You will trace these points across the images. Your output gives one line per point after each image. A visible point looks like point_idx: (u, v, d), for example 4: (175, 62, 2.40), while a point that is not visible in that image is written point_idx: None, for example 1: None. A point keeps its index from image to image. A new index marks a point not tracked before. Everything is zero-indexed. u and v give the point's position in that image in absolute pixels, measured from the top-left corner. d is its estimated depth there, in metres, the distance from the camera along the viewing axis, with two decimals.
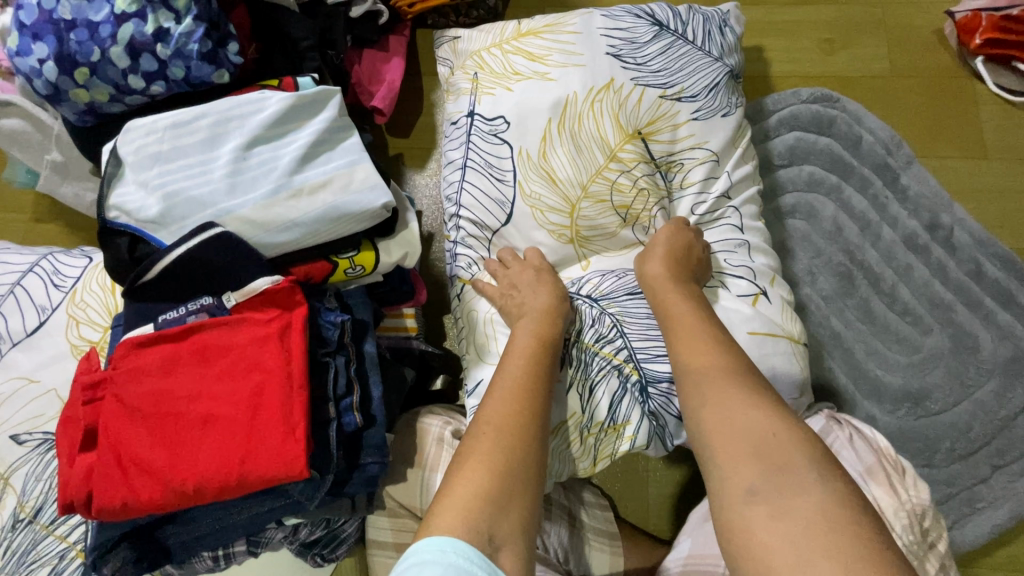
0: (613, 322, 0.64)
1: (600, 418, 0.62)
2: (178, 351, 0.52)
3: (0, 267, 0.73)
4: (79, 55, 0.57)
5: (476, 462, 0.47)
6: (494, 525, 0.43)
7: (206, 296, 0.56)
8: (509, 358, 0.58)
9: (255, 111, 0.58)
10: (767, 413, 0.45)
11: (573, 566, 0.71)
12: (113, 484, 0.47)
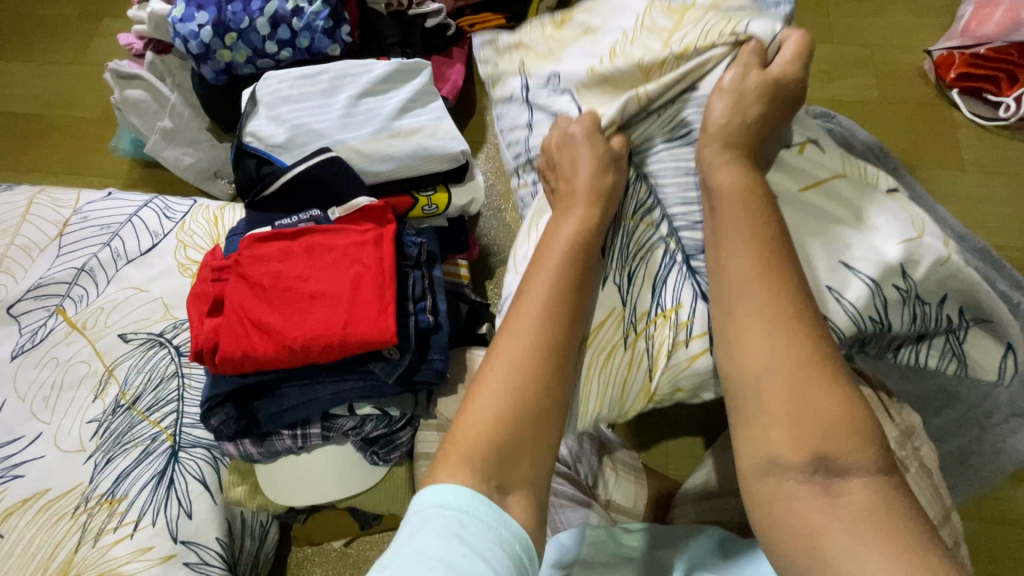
0: (648, 187, 0.55)
1: (645, 307, 0.51)
2: (291, 246, 0.63)
3: (119, 202, 0.87)
4: (232, 23, 0.73)
5: (483, 419, 0.45)
6: (503, 475, 0.44)
7: (314, 210, 0.68)
8: (534, 278, 0.50)
9: (365, 72, 0.73)
10: (834, 384, 0.41)
11: (601, 491, 0.78)
12: (238, 337, 0.58)
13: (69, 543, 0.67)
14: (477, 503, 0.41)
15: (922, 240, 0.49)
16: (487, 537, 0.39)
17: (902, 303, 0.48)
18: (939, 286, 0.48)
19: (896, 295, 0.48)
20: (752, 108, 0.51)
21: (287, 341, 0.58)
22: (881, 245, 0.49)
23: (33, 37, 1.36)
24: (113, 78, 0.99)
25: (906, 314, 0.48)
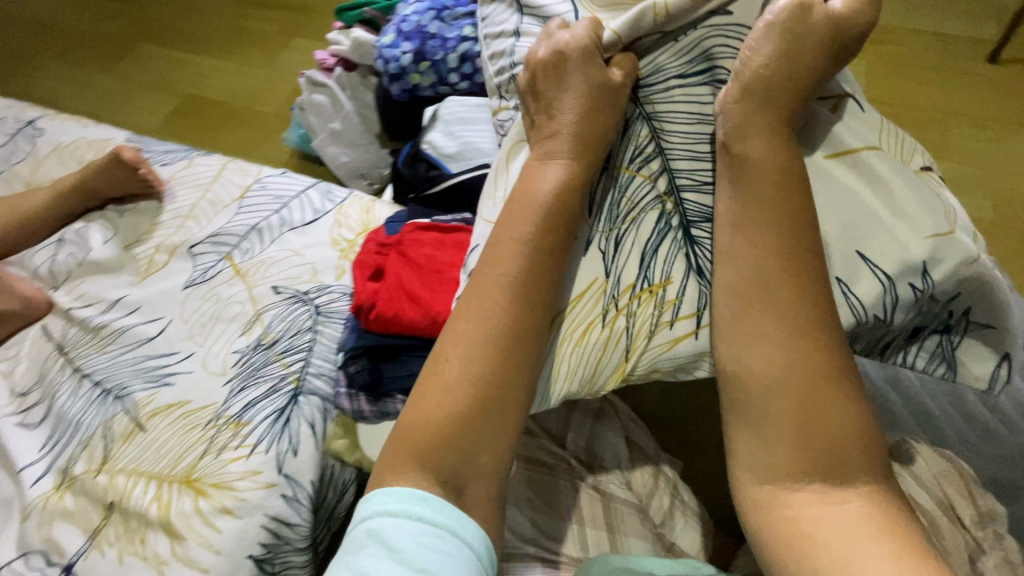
0: (651, 136, 0.61)
1: (631, 280, 0.59)
2: (444, 237, 0.74)
3: (292, 179, 1.03)
4: (428, 54, 0.88)
5: (451, 391, 0.53)
6: (475, 444, 0.52)
7: (465, 212, 0.79)
8: (512, 256, 0.56)
9: None
10: (797, 386, 0.50)
11: (666, 532, 0.77)
12: (393, 302, 0.69)
13: (195, 449, 0.76)
14: (429, 509, 0.49)
15: (953, 238, 0.56)
16: (436, 541, 0.47)
17: (914, 300, 0.57)
18: (948, 287, 0.57)
19: (910, 292, 0.57)
20: (805, 55, 0.55)
21: (430, 313, 0.67)
22: (908, 242, 0.56)
23: (236, 42, 1.65)
24: (306, 83, 1.20)
25: (912, 305, 0.57)
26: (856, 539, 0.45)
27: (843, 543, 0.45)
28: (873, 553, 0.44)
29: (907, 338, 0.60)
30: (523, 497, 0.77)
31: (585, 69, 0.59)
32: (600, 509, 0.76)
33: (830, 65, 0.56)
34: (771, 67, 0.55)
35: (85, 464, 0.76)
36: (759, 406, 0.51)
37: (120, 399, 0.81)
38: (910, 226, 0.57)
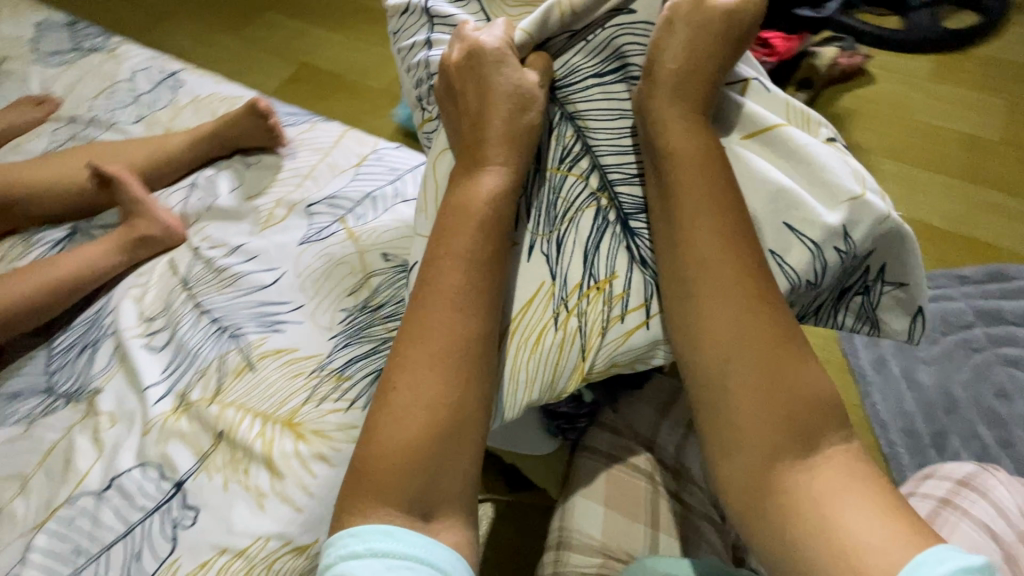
0: (575, 134, 0.67)
1: (577, 279, 0.64)
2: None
3: (407, 155, 1.07)
4: None
5: (407, 405, 0.55)
6: (442, 456, 0.54)
7: None
8: (449, 272, 0.58)
9: None
10: (743, 377, 0.53)
11: (740, 553, 0.77)
12: None
13: (298, 398, 0.80)
14: (394, 543, 0.50)
15: (865, 200, 0.59)
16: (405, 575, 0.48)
17: (841, 262, 0.60)
18: (866, 244, 0.60)
19: (837, 256, 0.59)
20: (703, 43, 0.61)
21: None
22: (823, 213, 0.59)
23: (352, 18, 1.73)
24: None
25: (839, 267, 0.60)
26: (850, 518, 0.46)
27: (836, 527, 0.46)
28: (868, 521, 0.46)
29: (834, 299, 0.65)
30: (603, 495, 0.76)
31: (504, 79, 0.63)
32: (677, 519, 0.76)
33: (734, 48, 0.62)
34: (678, 61, 0.61)
35: (201, 393, 0.81)
36: (726, 409, 0.54)
37: (235, 338, 0.85)
38: (811, 182, 0.61)
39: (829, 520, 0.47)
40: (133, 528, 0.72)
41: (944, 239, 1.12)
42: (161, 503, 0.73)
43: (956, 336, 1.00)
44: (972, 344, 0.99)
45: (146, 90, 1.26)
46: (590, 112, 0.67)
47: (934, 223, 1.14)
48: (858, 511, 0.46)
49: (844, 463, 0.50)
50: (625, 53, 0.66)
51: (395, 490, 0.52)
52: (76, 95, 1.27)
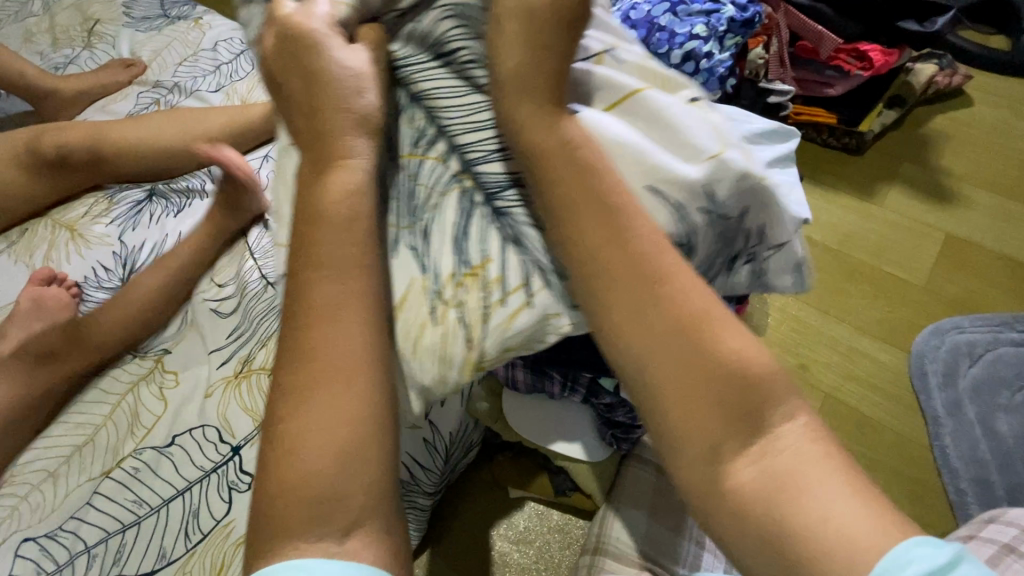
0: (427, 115, 0.57)
1: (448, 271, 0.53)
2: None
3: None
4: (652, 45, 0.88)
5: (290, 429, 0.45)
6: (349, 477, 0.44)
7: None
8: (326, 280, 0.49)
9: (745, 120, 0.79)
10: (672, 379, 0.43)
11: None
12: None
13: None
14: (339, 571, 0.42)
15: (728, 156, 0.51)
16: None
17: (710, 225, 0.52)
18: (732, 198, 0.52)
19: (706, 218, 0.52)
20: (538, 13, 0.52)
21: None
22: (682, 173, 0.52)
23: None
24: None
25: (709, 232, 0.53)
26: (816, 502, 0.38)
27: (804, 516, 0.38)
28: (842, 495, 0.38)
29: (718, 266, 0.56)
30: (647, 501, 0.75)
31: (324, 62, 0.55)
32: None
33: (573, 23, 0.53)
34: (517, 37, 0.53)
35: (262, 361, 0.80)
36: (673, 428, 0.43)
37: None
38: (678, 146, 0.53)
39: (807, 519, 0.38)
40: (191, 487, 0.75)
41: None
42: (218, 466, 0.76)
43: None
44: None
45: (226, 61, 1.30)
46: (436, 92, 0.56)
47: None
48: (832, 489, 0.39)
49: (799, 433, 0.42)
50: (446, 38, 0.56)
51: (303, 518, 0.43)
52: (161, 62, 1.32)
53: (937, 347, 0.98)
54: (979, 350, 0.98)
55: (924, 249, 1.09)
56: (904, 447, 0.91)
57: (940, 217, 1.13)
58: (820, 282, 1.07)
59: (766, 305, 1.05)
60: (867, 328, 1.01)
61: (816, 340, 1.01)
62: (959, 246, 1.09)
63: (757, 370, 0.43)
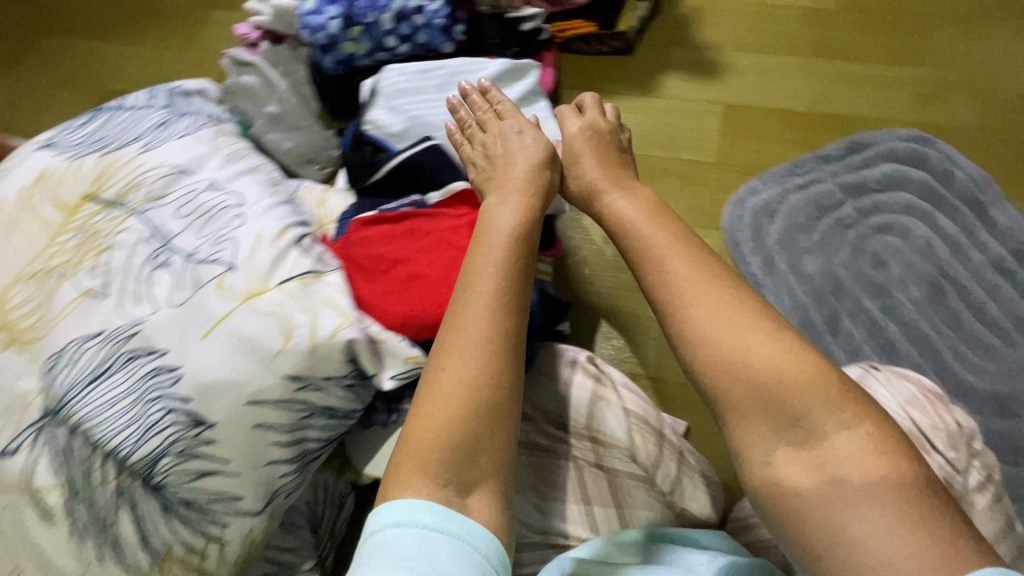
0: (30, 458, 0.56)
1: (34, 483, 0.56)
2: (391, 230, 0.67)
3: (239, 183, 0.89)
4: (358, 17, 0.79)
5: (444, 395, 0.51)
6: (467, 463, 0.49)
7: (415, 195, 0.71)
8: (480, 272, 0.57)
9: (478, 70, 0.77)
10: (763, 363, 0.51)
11: (677, 500, 0.76)
12: (373, 303, 0.62)
13: (127, 520, 0.55)
14: (441, 518, 0.46)
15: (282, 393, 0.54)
16: (445, 547, 0.44)
17: (287, 455, 0.56)
18: (312, 425, 0.57)
19: (277, 456, 0.56)
20: (586, 165, 0.72)
21: (397, 319, 0.61)
22: (272, 393, 0.54)
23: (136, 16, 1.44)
24: (230, 64, 1.07)
25: (295, 458, 0.57)
26: (852, 503, 0.44)
27: (840, 505, 0.45)
28: (866, 493, 0.44)
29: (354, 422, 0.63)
30: (528, 483, 0.77)
31: (498, 137, 0.69)
32: (606, 485, 0.75)
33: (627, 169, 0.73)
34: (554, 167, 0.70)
35: None
36: (728, 411, 0.52)
37: (6, 460, 0.57)
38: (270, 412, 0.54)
39: (820, 508, 0.46)
40: None
41: (805, 122, 1.11)
42: None
43: (831, 218, 1.02)
44: (847, 222, 1.01)
45: None
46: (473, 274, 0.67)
47: (795, 107, 1.13)
48: (852, 498, 0.45)
49: (856, 443, 0.47)
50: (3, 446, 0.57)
51: (440, 464, 0.49)
52: None
53: (740, 218, 1.04)
54: (774, 206, 1.04)
55: (710, 127, 1.13)
56: None
57: (716, 91, 1.17)
58: None
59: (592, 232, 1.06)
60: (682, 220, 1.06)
61: None
62: (739, 112, 1.14)
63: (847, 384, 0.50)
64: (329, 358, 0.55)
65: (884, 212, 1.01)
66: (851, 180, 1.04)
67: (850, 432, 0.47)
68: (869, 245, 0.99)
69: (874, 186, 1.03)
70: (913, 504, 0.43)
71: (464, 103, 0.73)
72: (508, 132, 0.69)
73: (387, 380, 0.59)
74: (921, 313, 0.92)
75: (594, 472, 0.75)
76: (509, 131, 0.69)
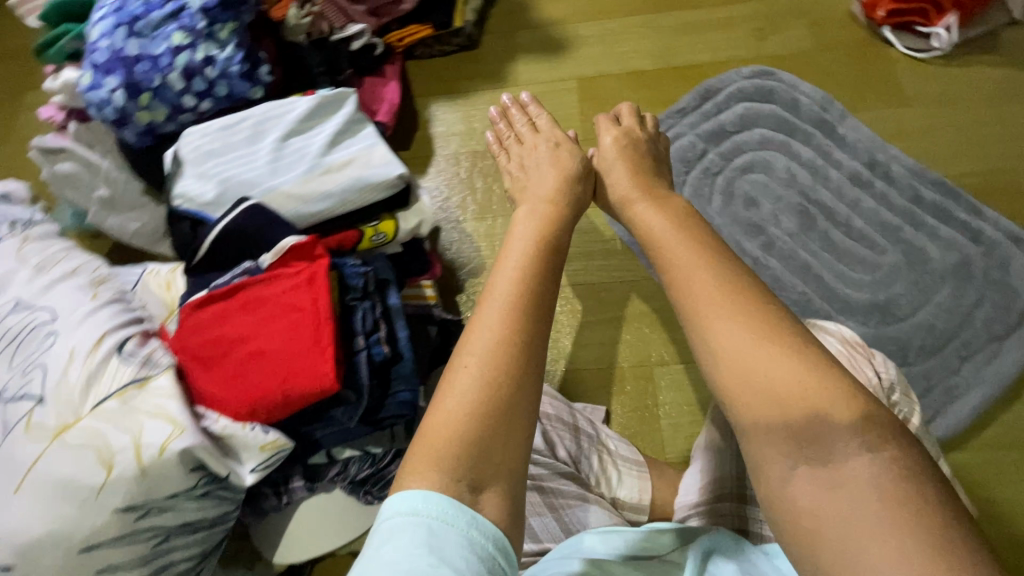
0: None
1: None
2: (225, 308, 0.61)
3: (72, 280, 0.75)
4: (144, 83, 0.74)
5: (464, 380, 0.48)
6: (479, 468, 0.44)
7: (246, 262, 0.66)
8: (502, 269, 0.57)
9: (287, 111, 0.72)
10: (795, 362, 0.44)
11: (606, 492, 0.74)
12: (215, 395, 0.57)
13: None
14: (451, 510, 0.41)
15: (125, 527, 0.51)
16: (452, 540, 0.40)
17: None
18: (173, 544, 0.54)
19: None
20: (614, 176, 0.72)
21: (243, 407, 0.56)
22: (114, 530, 0.50)
23: None
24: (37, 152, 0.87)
25: None
26: (843, 509, 0.40)
27: (837, 513, 0.40)
28: (869, 516, 0.39)
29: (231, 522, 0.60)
30: None
31: (531, 165, 0.77)
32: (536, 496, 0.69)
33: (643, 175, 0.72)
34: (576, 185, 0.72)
35: None
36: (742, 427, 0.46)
37: None
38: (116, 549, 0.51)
39: (836, 529, 0.40)
40: None
41: (657, 79, 1.12)
42: None
43: (698, 169, 1.02)
44: (713, 169, 1.02)
45: None
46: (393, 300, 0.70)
47: (644, 67, 1.13)
48: (871, 528, 0.38)
49: (881, 471, 0.40)
50: None
51: (453, 461, 0.44)
52: None
53: None
54: None
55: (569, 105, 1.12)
56: (636, 289, 0.96)
57: (567, 67, 1.16)
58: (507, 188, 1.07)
59: (477, 238, 1.05)
60: None
61: None
62: (593, 84, 1.13)
63: (873, 400, 0.44)
64: (167, 476, 0.51)
65: (745, 152, 1.02)
66: (709, 127, 1.05)
67: (876, 456, 0.41)
68: (738, 187, 1.00)
69: (730, 129, 1.04)
70: (928, 525, 0.37)
71: (503, 120, 0.86)
72: (561, 157, 0.76)
73: (250, 473, 0.56)
74: (797, 242, 0.95)
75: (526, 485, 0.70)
76: (527, 162, 0.79)
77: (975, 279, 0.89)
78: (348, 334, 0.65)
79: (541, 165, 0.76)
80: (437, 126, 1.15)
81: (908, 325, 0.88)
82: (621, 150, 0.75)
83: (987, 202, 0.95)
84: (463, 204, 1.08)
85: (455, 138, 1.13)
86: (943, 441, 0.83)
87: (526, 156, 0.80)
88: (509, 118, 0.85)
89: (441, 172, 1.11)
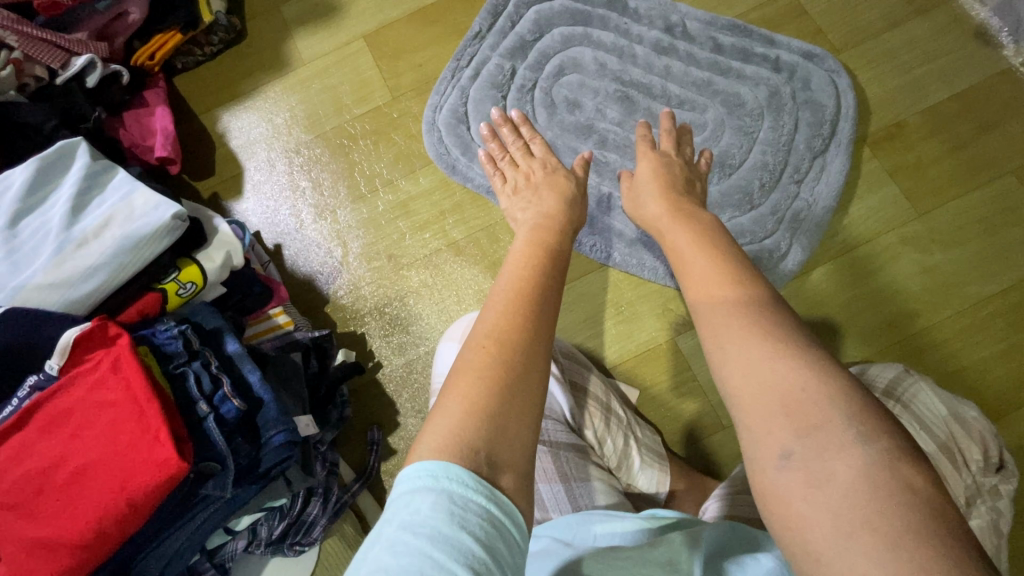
0: None
1: None
2: (24, 439, 0.54)
3: None
4: None
5: (478, 364, 0.46)
6: (492, 446, 0.42)
7: (32, 377, 0.59)
8: (509, 266, 0.57)
9: (4, 192, 0.63)
10: (788, 360, 0.44)
11: (621, 470, 0.73)
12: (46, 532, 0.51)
13: None
14: (472, 492, 0.39)
15: None
16: (471, 522, 0.37)
17: None
18: None
19: None
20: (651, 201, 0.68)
21: (83, 531, 0.52)
22: None
23: None
24: None
25: None
26: (814, 484, 0.39)
27: (810, 501, 0.39)
28: (841, 501, 0.38)
29: None
30: None
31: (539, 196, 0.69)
32: (551, 459, 0.67)
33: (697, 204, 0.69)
34: (568, 215, 0.66)
35: None
36: (747, 398, 0.44)
37: None
38: None
39: (822, 518, 0.38)
40: None
41: (444, 10, 1.04)
42: None
43: (513, 89, 0.97)
44: (527, 85, 0.97)
45: None
46: (252, 373, 0.65)
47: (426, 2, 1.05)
48: (852, 519, 0.37)
49: (862, 451, 0.39)
50: None
51: (457, 429, 0.42)
52: None
53: (442, 140, 0.97)
54: (461, 110, 0.98)
55: (366, 68, 1.03)
56: (499, 231, 0.94)
57: (348, 27, 1.05)
58: (336, 177, 0.99)
59: (326, 240, 0.97)
60: (394, 177, 0.98)
61: (379, 225, 0.96)
62: (381, 37, 1.04)
63: (868, 397, 0.42)
64: None
65: (551, 57, 0.98)
66: (510, 44, 0.99)
67: (867, 449, 0.39)
68: (557, 94, 0.97)
69: (530, 39, 0.99)
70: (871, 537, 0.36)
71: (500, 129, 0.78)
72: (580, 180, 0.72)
73: None
74: (626, 128, 0.94)
75: (546, 449, 0.67)
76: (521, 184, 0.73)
77: (788, 106, 0.93)
78: (187, 404, 0.61)
79: (538, 193, 0.70)
80: (234, 138, 1.02)
81: (747, 167, 0.92)
82: (661, 170, 0.71)
83: (778, 29, 0.98)
84: (296, 210, 0.98)
85: (261, 144, 1.01)
86: (810, 258, 0.90)
87: (519, 183, 0.73)
88: (502, 137, 0.78)
89: (259, 186, 1.00)
